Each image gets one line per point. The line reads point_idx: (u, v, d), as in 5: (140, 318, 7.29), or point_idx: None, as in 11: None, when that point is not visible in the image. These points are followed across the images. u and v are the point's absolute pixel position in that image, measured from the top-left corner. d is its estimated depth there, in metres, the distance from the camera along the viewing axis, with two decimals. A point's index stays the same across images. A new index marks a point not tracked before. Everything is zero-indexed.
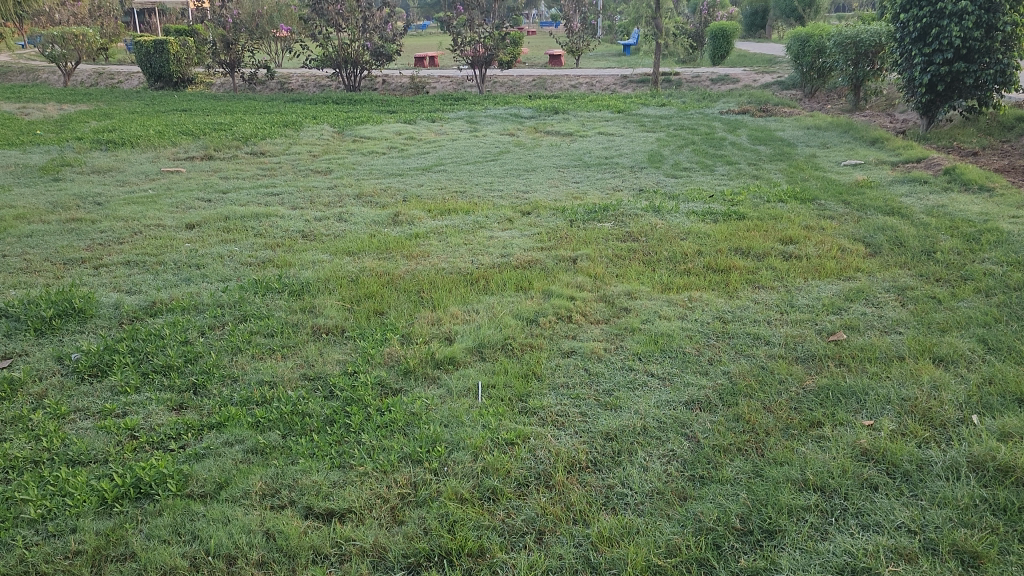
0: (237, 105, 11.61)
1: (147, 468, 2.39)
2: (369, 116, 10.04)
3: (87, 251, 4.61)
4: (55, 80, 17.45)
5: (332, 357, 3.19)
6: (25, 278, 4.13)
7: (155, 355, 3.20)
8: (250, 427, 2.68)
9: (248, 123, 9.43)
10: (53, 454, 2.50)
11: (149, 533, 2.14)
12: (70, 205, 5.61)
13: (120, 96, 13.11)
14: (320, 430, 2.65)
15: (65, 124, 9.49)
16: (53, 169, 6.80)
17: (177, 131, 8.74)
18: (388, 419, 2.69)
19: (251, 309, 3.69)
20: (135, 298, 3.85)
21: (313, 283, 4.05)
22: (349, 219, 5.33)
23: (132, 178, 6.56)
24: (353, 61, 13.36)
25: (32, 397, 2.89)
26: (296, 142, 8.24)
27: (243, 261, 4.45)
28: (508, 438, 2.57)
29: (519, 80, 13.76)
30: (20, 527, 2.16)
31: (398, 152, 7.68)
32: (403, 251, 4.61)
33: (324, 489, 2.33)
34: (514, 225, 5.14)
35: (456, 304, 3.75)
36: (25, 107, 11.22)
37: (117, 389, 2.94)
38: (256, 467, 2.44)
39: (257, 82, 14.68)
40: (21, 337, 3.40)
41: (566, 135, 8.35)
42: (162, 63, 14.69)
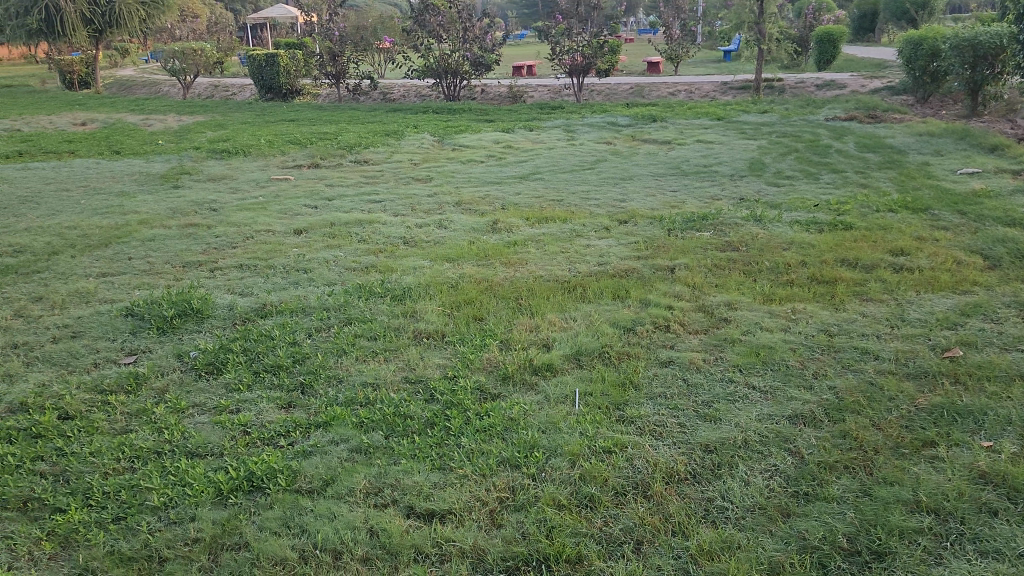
0: (342, 115, 12.00)
1: (259, 463, 2.51)
2: (468, 125, 10.21)
3: (204, 255, 4.85)
4: (175, 93, 18.41)
5: (432, 362, 3.26)
6: (149, 279, 4.38)
7: (265, 355, 3.35)
8: (354, 427, 2.76)
9: (352, 132, 9.69)
10: (174, 446, 2.65)
11: (260, 524, 2.24)
12: (188, 212, 5.92)
13: (234, 108, 13.75)
14: (421, 433, 2.72)
15: (184, 134, 10.04)
16: (173, 177, 7.20)
17: (285, 141, 9.10)
18: (487, 424, 2.73)
19: (355, 313, 3.81)
20: (248, 300, 4.03)
21: (413, 288, 4.14)
22: (448, 227, 5.43)
23: (244, 185, 6.86)
24: (452, 71, 13.53)
25: (155, 391, 3.07)
26: (397, 150, 8.45)
27: (347, 266, 4.59)
28: (606, 446, 2.57)
29: (617, 88, 13.69)
30: (144, 513, 2.30)
31: (496, 161, 7.77)
32: (501, 259, 4.66)
33: (425, 490, 2.38)
34: (611, 234, 5.13)
35: (554, 311, 3.77)
36: (148, 119, 11.91)
37: (231, 386, 3.09)
38: (361, 466, 2.52)
39: (361, 93, 15.09)
40: (144, 335, 3.61)
41: (664, 143, 8.27)
42: (273, 75, 15.38)
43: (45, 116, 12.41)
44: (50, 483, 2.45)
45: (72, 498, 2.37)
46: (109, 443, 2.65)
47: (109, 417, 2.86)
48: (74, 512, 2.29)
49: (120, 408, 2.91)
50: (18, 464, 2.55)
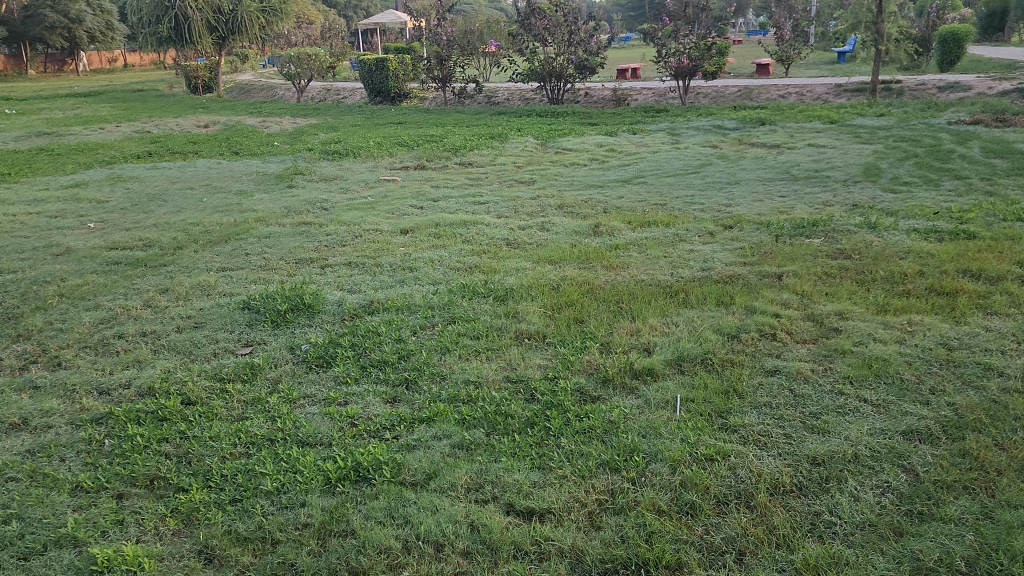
0: (448, 118, 12.21)
1: (365, 454, 2.59)
2: (572, 128, 10.22)
3: (316, 252, 5.03)
4: (290, 96, 19.16)
5: (533, 362, 3.29)
6: (264, 275, 4.59)
7: (372, 350, 3.46)
8: (456, 423, 2.82)
9: (457, 135, 9.88)
10: (286, 434, 2.76)
11: (366, 513, 2.32)
12: (301, 210, 6.15)
13: (345, 111, 14.20)
14: (521, 432, 2.75)
15: (298, 136, 10.44)
16: (288, 177, 7.49)
17: (393, 143, 9.33)
18: (587, 426, 2.73)
19: (458, 312, 3.88)
20: (356, 296, 4.17)
21: (516, 289, 4.19)
22: (551, 229, 5.46)
23: (353, 186, 7.07)
24: (557, 74, 13.71)
25: (270, 381, 3.21)
26: (501, 153, 8.54)
27: (451, 266, 4.68)
28: (708, 454, 2.53)
29: (725, 90, 13.39)
30: (259, 496, 2.41)
31: (599, 164, 7.75)
32: (603, 262, 4.65)
33: (525, 488, 2.41)
34: (716, 239, 5.04)
35: (656, 316, 3.74)
36: (265, 121, 12.44)
37: (340, 379, 3.21)
38: (463, 462, 2.57)
39: (466, 96, 15.28)
40: (259, 327, 3.78)
41: (773, 147, 8.05)
42: (383, 79, 15.86)
43: (171, 118, 13.15)
44: (174, 463, 2.60)
45: (193, 479, 2.50)
46: (227, 429, 2.79)
47: (227, 404, 3.01)
48: (196, 491, 2.43)
49: (237, 396, 3.06)
50: (146, 444, 2.71)
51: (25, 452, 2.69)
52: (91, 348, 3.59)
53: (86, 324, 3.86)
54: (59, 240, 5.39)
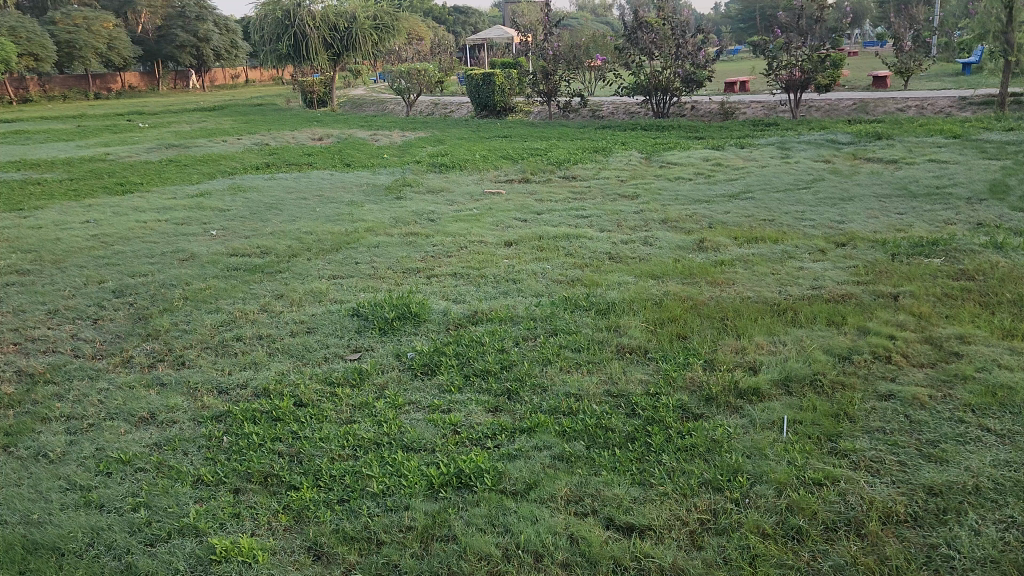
0: (552, 132, 12.28)
1: (468, 462, 2.64)
2: (677, 142, 10.11)
3: (422, 262, 5.16)
4: (399, 111, 19.63)
5: (635, 377, 3.27)
6: (373, 283, 4.74)
7: (475, 359, 3.52)
8: (557, 435, 2.83)
9: (562, 148, 9.92)
10: (392, 438, 2.85)
11: (468, 520, 2.36)
12: (409, 221, 6.32)
13: (452, 124, 14.49)
14: (622, 446, 2.73)
15: (407, 149, 10.73)
16: (396, 189, 7.71)
17: (498, 156, 9.46)
18: (690, 443, 2.70)
19: (561, 325, 3.90)
20: (460, 307, 4.25)
21: (618, 303, 4.17)
22: (654, 243, 5.41)
23: (459, 198, 7.21)
24: (663, 88, 13.48)
25: (376, 386, 3.31)
26: (605, 166, 8.54)
27: (554, 279, 4.70)
28: (816, 478, 2.46)
29: (838, 103, 12.94)
30: (365, 498, 2.49)
31: (705, 178, 7.64)
32: (707, 278, 4.57)
33: (625, 503, 2.39)
34: (827, 257, 4.88)
35: (763, 334, 3.65)
36: (375, 134, 12.84)
37: (443, 387, 3.28)
38: (563, 474, 2.57)
39: (571, 111, 15.28)
40: (367, 333, 3.90)
41: (890, 162, 7.73)
42: (489, 93, 16.13)
43: (288, 131, 13.73)
44: (287, 462, 2.72)
45: (304, 477, 2.61)
46: (336, 431, 2.90)
47: (336, 407, 3.12)
48: (306, 490, 2.53)
49: (345, 400, 3.17)
50: (261, 443, 2.84)
51: (152, 445, 2.87)
52: (212, 349, 3.79)
53: (208, 326, 4.08)
54: (185, 246, 5.72)
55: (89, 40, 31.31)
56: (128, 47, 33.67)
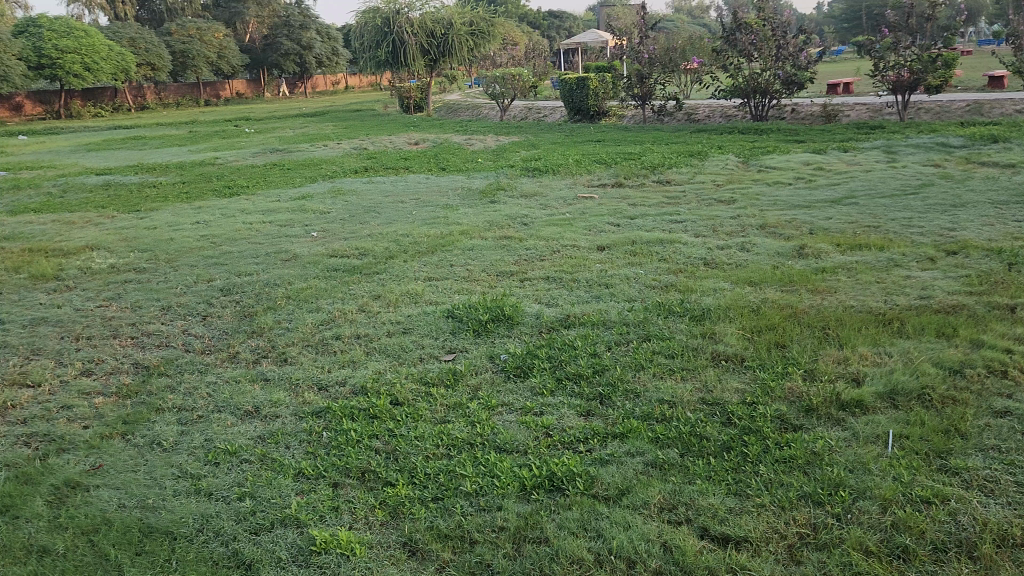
0: (647, 135, 12.17)
1: (560, 465, 2.64)
2: (777, 145, 9.86)
3: (516, 266, 5.20)
4: (493, 116, 19.84)
5: (730, 385, 3.20)
6: (468, 285, 4.80)
7: (567, 363, 3.52)
8: (650, 441, 2.80)
9: (657, 153, 9.82)
10: (484, 439, 2.87)
11: (560, 523, 2.36)
12: (503, 225, 6.37)
13: (545, 128, 14.55)
14: (717, 455, 2.68)
15: (501, 153, 10.82)
16: (490, 193, 7.78)
17: (591, 160, 9.44)
18: (788, 455, 2.63)
19: (654, 330, 3.85)
20: (553, 310, 4.26)
21: (714, 309, 4.10)
22: (752, 250, 5.29)
23: (552, 203, 7.22)
24: (762, 90, 13.21)
25: (470, 387, 3.35)
26: (701, 171, 8.40)
27: (648, 284, 4.66)
28: (924, 496, 2.35)
29: (950, 105, 12.33)
30: (459, 497, 2.53)
31: (806, 183, 7.42)
32: (808, 285, 4.44)
33: (721, 513, 2.35)
34: (937, 266, 4.66)
35: (866, 345, 3.52)
36: (470, 139, 13.01)
37: (536, 390, 3.29)
38: (656, 481, 2.54)
39: (666, 114, 15.08)
40: (462, 335, 3.95)
41: (1006, 167, 7.32)
42: (583, 97, 16.14)
43: (386, 136, 14.06)
44: (383, 459, 2.78)
45: (399, 474, 2.66)
46: (431, 430, 2.95)
47: (431, 406, 3.17)
48: (402, 487, 2.58)
49: (440, 400, 3.22)
50: (358, 439, 2.92)
51: (257, 437, 2.98)
52: (313, 347, 3.92)
53: (309, 324, 4.22)
54: (288, 247, 5.93)
55: (202, 50, 32.86)
56: (237, 55, 35.17)
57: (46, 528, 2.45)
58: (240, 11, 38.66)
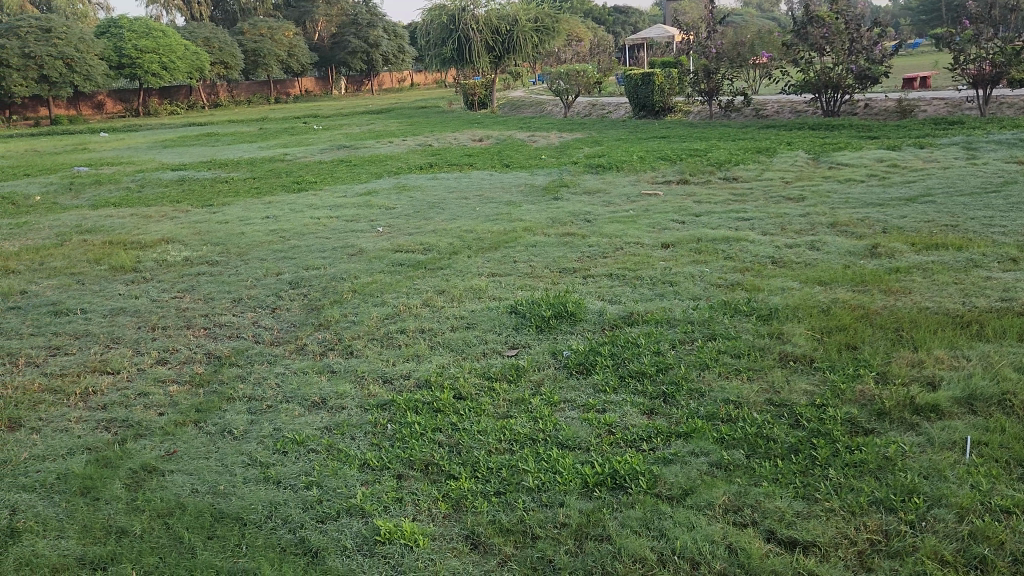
0: (713, 132, 11.99)
1: (623, 463, 2.62)
2: (848, 142, 9.60)
3: (578, 263, 5.18)
4: (558, 112, 19.81)
5: (798, 387, 3.13)
6: (530, 282, 4.80)
7: (630, 361, 3.49)
8: (714, 442, 2.76)
9: (723, 149, 9.67)
10: (547, 435, 2.87)
11: (623, 521, 2.34)
12: (566, 222, 6.36)
13: (609, 125, 14.45)
14: (785, 458, 2.63)
15: (564, 150, 10.80)
16: (553, 189, 7.77)
17: (656, 157, 9.34)
18: (859, 459, 2.56)
19: (719, 329, 3.79)
20: (616, 307, 4.23)
21: (782, 309, 4.01)
22: (822, 248, 5.16)
23: (616, 200, 7.17)
24: (834, 85, 12.93)
25: (532, 383, 3.35)
26: (769, 168, 8.23)
27: (713, 282, 4.59)
28: (1004, 505, 2.26)
29: None
30: (521, 491, 2.53)
31: (879, 180, 7.20)
32: (881, 286, 4.31)
33: (788, 517, 2.30)
34: (1020, 267, 4.47)
35: (943, 348, 3.40)
36: (534, 136, 13.01)
37: (599, 387, 3.27)
38: (721, 482, 2.50)
39: (733, 110, 14.82)
40: (525, 331, 3.95)
41: None
42: (648, 93, 16.02)
43: (450, 133, 14.16)
44: (446, 452, 2.80)
45: (463, 468, 2.68)
46: (493, 425, 2.96)
47: (494, 401, 3.18)
48: (464, 480, 2.60)
49: (503, 395, 3.23)
50: (422, 432, 2.95)
51: (323, 428, 3.04)
52: (378, 341, 3.97)
53: (374, 318, 4.28)
54: (354, 242, 6.02)
55: (272, 49, 33.63)
56: (306, 54, 35.86)
57: (124, 510, 2.54)
58: (310, 10, 39.43)
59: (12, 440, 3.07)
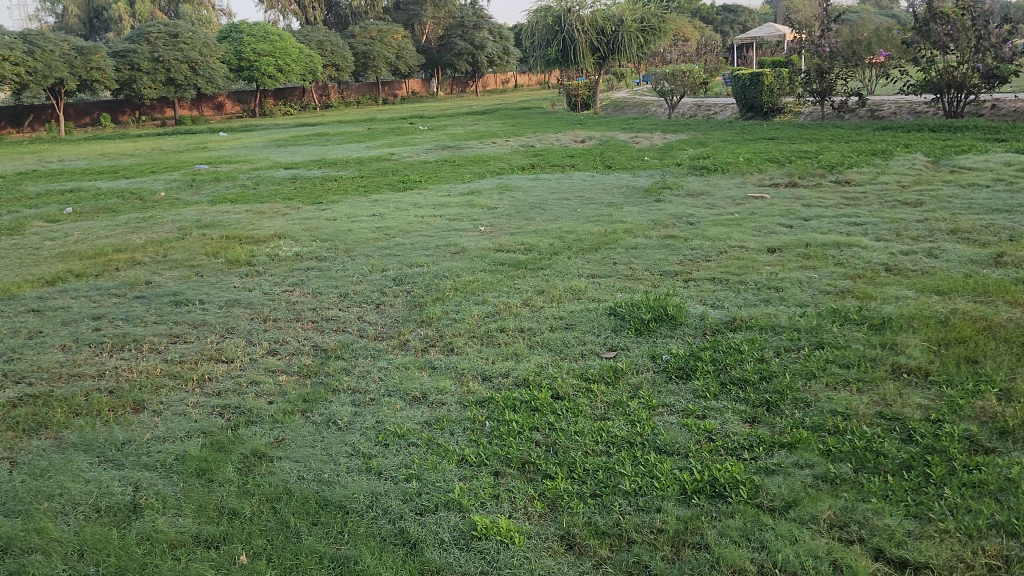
0: (825, 133, 11.59)
1: (723, 471, 2.57)
2: (973, 144, 9.09)
3: (680, 266, 5.10)
4: (662, 113, 19.57)
5: (912, 401, 2.99)
6: (630, 284, 4.76)
7: (732, 367, 3.41)
8: (820, 454, 2.67)
9: (835, 151, 9.32)
10: (644, 439, 2.84)
11: (721, 531, 2.30)
12: (668, 224, 6.27)
13: (715, 126, 14.17)
14: (896, 474, 2.52)
15: (668, 151, 10.65)
16: (655, 191, 7.68)
17: (764, 159, 9.10)
18: (978, 479, 2.42)
19: (827, 338, 3.66)
20: (719, 312, 4.15)
21: (895, 318, 3.84)
22: (940, 256, 4.91)
23: (720, 202, 7.03)
24: (957, 85, 12.25)
25: (630, 386, 3.32)
26: (885, 171, 7.88)
27: (821, 288, 4.44)
28: None
29: None
30: (618, 495, 2.51)
31: (1006, 185, 6.79)
32: (1005, 297, 4.06)
33: (898, 536, 2.20)
34: None
35: None
36: (637, 137, 12.89)
37: (699, 393, 3.21)
38: (826, 496, 2.42)
39: (846, 111, 14.28)
40: (623, 333, 3.93)
41: None
42: (756, 94, 15.65)
43: (552, 134, 14.20)
44: (543, 452, 2.81)
45: (559, 468, 2.69)
46: (591, 426, 2.95)
47: (591, 403, 3.17)
48: (561, 480, 2.60)
49: (601, 397, 3.22)
50: (519, 430, 2.97)
51: (423, 422, 3.11)
52: (478, 339, 4.02)
53: (475, 316, 4.34)
54: (457, 240, 6.11)
55: (381, 51, 34.51)
56: (414, 55, 36.58)
57: (236, 493, 2.66)
58: (418, 13, 40.26)
59: (136, 421, 3.26)
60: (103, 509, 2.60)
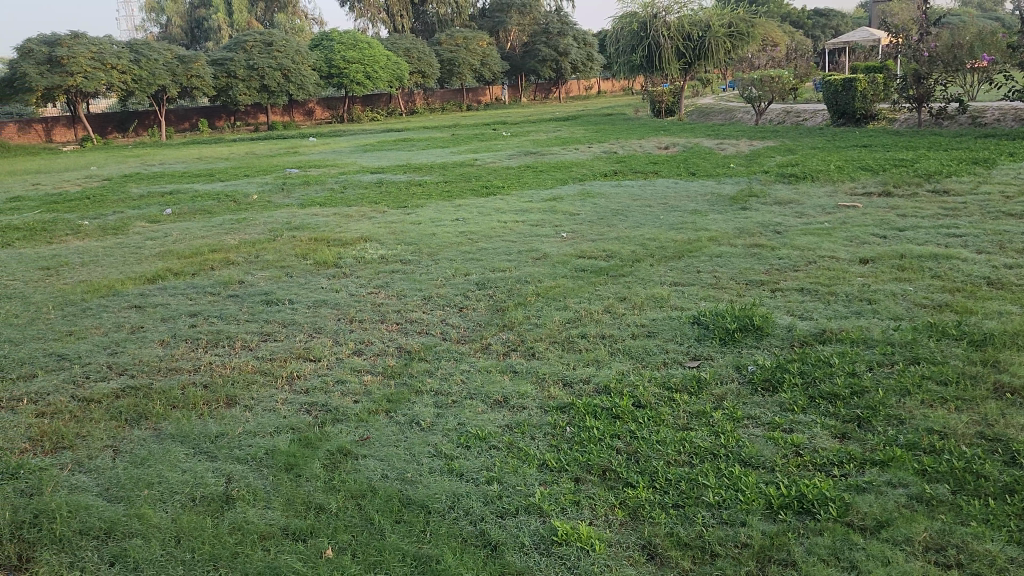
0: (921, 141, 11.15)
1: (811, 487, 2.49)
2: None
3: (766, 275, 4.99)
4: (749, 119, 19.17)
5: (1016, 422, 2.84)
6: (715, 292, 4.68)
7: (822, 380, 3.32)
8: (916, 473, 2.56)
9: (933, 159, 8.94)
10: (728, 451, 2.78)
11: (809, 548, 2.23)
12: (755, 232, 6.14)
13: (804, 133, 13.80)
14: (997, 497, 2.40)
15: (754, 158, 10.42)
16: (741, 199, 7.53)
17: (856, 166, 8.81)
18: None
19: (923, 353, 3.52)
20: (807, 324, 4.03)
21: (998, 334, 3.66)
22: None
23: (810, 211, 6.84)
24: None
25: (714, 397, 3.26)
26: (987, 180, 7.52)
27: (917, 302, 4.27)
28: None
29: None
30: (701, 506, 2.47)
31: None
32: None
33: (999, 563, 2.09)
34: None
35: None
36: (723, 143, 12.68)
37: (786, 406, 3.13)
38: (922, 517, 2.32)
39: (945, 118, 13.70)
40: (707, 343, 3.86)
41: None
42: (849, 99, 15.17)
43: (636, 140, 14.11)
44: (624, 459, 2.79)
45: (640, 476, 2.66)
46: (673, 436, 2.91)
47: (673, 412, 3.13)
48: (642, 489, 2.57)
49: (683, 407, 3.17)
50: (600, 437, 2.95)
51: (504, 425, 3.12)
52: (559, 344, 4.02)
53: (556, 322, 4.33)
54: (538, 246, 6.13)
55: (466, 58, 34.91)
56: (498, 62, 36.87)
57: (322, 488, 2.73)
58: (503, 21, 40.58)
59: (229, 415, 3.39)
60: (198, 498, 2.70)
